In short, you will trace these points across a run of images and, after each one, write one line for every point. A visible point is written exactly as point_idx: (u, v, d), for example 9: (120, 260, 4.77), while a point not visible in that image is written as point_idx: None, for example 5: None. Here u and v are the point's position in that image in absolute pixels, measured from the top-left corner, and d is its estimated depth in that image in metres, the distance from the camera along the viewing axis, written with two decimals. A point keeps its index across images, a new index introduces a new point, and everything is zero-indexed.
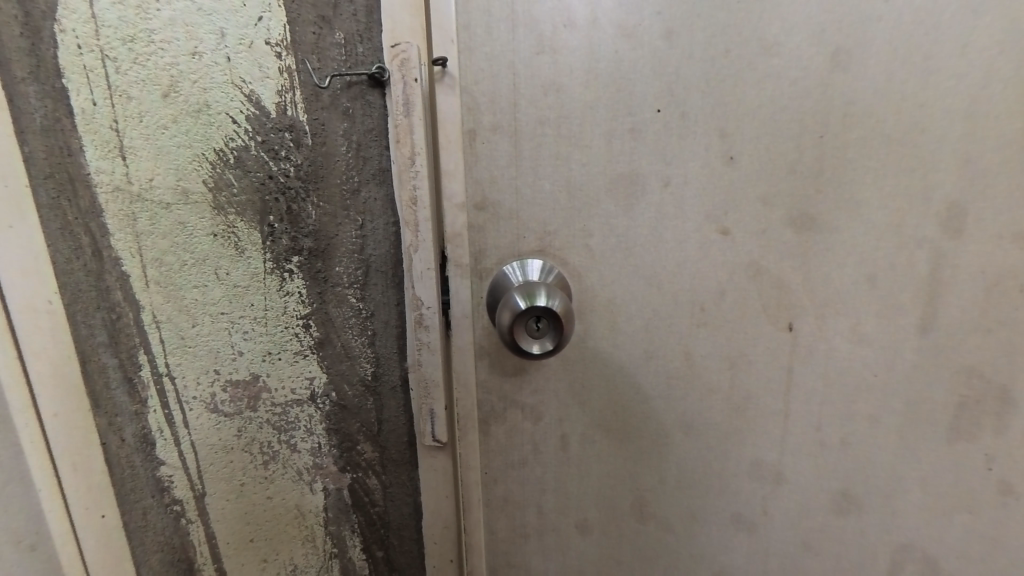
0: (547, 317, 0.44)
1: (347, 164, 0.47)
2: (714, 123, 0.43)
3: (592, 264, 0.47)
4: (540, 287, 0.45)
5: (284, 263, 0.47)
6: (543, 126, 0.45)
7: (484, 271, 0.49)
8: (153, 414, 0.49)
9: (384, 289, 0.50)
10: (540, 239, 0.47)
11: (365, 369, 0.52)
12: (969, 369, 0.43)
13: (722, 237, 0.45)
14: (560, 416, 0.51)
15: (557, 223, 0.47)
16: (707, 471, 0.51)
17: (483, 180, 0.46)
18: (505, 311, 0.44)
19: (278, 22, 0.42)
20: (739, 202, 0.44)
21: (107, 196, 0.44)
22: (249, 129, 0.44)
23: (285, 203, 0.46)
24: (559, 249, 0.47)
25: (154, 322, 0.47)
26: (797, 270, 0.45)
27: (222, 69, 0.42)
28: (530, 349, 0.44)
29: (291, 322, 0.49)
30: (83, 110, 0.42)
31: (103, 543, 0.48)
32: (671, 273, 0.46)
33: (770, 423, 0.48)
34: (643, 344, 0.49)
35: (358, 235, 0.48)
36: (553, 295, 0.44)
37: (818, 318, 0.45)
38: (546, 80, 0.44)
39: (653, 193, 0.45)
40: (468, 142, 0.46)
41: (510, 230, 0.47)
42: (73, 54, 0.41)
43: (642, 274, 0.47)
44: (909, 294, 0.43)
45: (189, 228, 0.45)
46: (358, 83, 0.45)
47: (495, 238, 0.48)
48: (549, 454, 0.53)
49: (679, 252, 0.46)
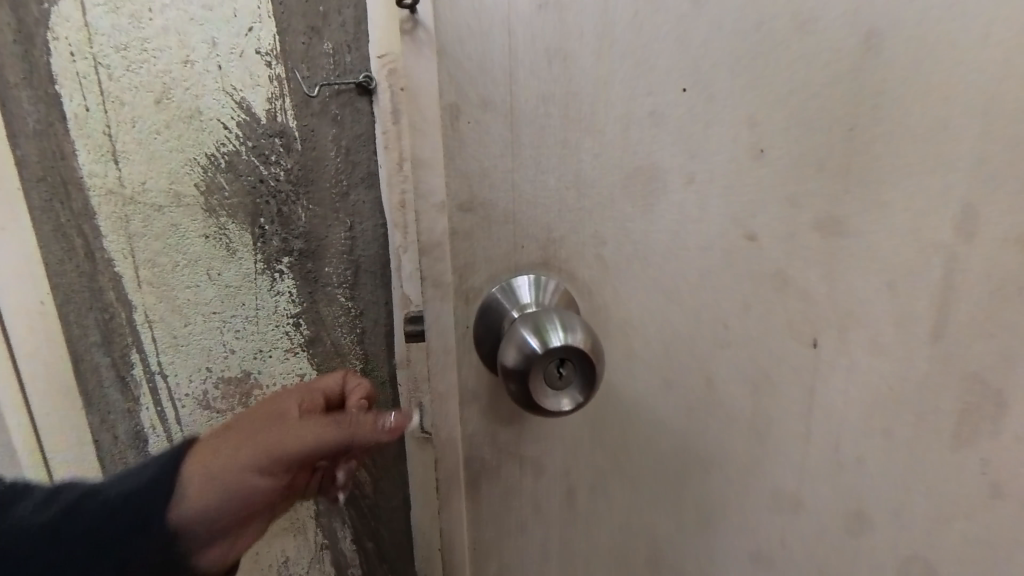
0: (572, 357, 0.33)
1: (337, 168, 0.48)
2: (745, 112, 0.35)
3: (604, 277, 0.39)
4: (556, 321, 0.34)
5: (275, 264, 0.49)
6: (545, 103, 0.35)
7: (471, 295, 0.39)
8: (146, 412, 0.51)
9: (373, 290, 0.52)
10: (544, 248, 0.39)
11: (354, 366, 0.53)
12: (976, 377, 0.39)
13: (757, 245, 0.37)
14: (566, 461, 0.43)
15: (563, 228, 0.38)
16: (722, 515, 0.44)
17: (471, 173, 0.37)
18: (517, 356, 0.33)
19: (268, 32, 0.44)
20: (779, 202, 0.36)
21: (100, 199, 0.45)
22: (240, 135, 0.45)
23: (276, 206, 0.48)
24: (564, 260, 0.39)
25: (147, 321, 0.48)
26: (828, 292, 0.38)
27: (214, 77, 0.44)
28: (553, 403, 0.33)
29: (282, 321, 0.51)
30: (76, 115, 0.43)
31: None
32: (692, 287, 0.38)
33: (779, 460, 0.42)
34: (658, 370, 0.41)
35: (347, 238, 0.50)
36: (571, 326, 0.34)
37: (848, 335, 0.39)
38: (550, 44, 0.34)
39: (677, 192, 0.37)
40: (446, 120, 0.36)
41: (505, 239, 0.38)
42: (66, 61, 0.42)
43: (662, 290, 0.39)
44: (936, 300, 0.37)
45: (180, 230, 0.46)
46: (347, 91, 0.46)
47: (485, 249, 0.38)
48: (552, 513, 0.44)
49: (694, 261, 0.38)
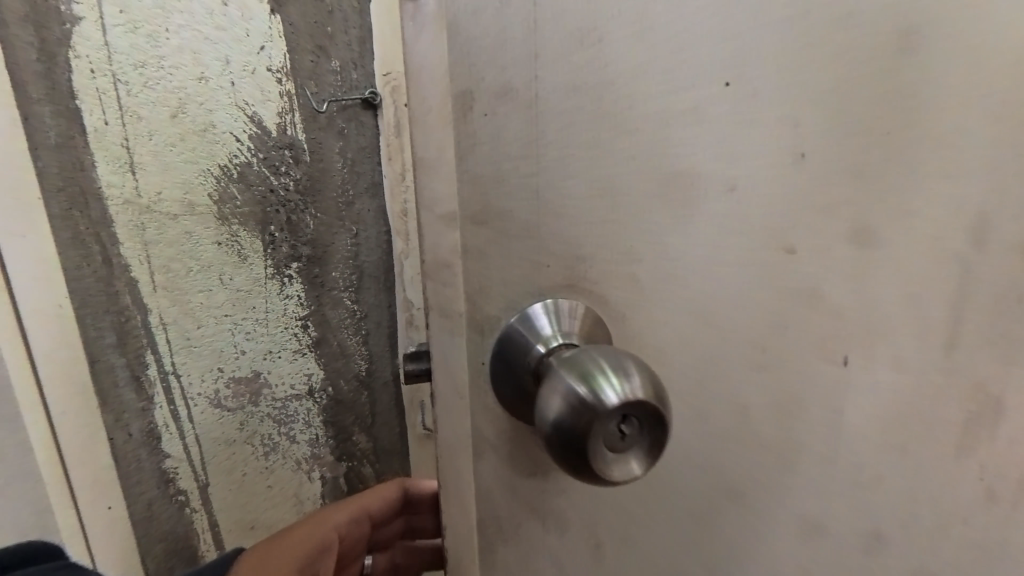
0: (635, 410, 0.24)
1: (343, 180, 0.51)
2: (787, 113, 0.29)
3: (634, 301, 0.32)
4: (603, 359, 0.25)
5: (284, 269, 0.52)
6: (574, 96, 0.29)
7: (485, 326, 0.31)
8: (159, 410, 0.53)
9: (376, 293, 0.56)
10: (570, 269, 0.31)
11: (359, 365, 0.57)
12: (981, 385, 0.33)
13: (795, 258, 0.31)
14: (592, 506, 0.36)
15: (592, 245, 0.31)
16: (746, 553, 0.37)
17: (489, 182, 0.29)
18: (572, 416, 0.24)
19: (278, 51, 0.46)
20: (812, 211, 0.30)
21: (117, 208, 0.47)
22: (252, 147, 0.48)
23: (285, 214, 0.50)
24: (593, 281, 0.32)
25: (160, 324, 0.51)
26: (859, 301, 0.32)
27: (226, 93, 0.46)
28: (619, 471, 0.25)
29: (290, 324, 0.53)
30: (95, 128, 0.45)
31: (108, 537, 0.51)
32: (723, 304, 0.32)
33: (821, 481, 0.35)
34: (690, 404, 0.34)
35: (352, 244, 0.53)
36: (626, 369, 0.25)
37: (873, 352, 0.33)
38: (579, 25, 0.28)
39: (715, 203, 0.30)
40: (461, 120, 0.28)
41: (525, 259, 0.31)
42: (86, 78, 0.44)
43: (694, 313, 0.32)
44: (936, 308, 0.32)
45: (194, 238, 0.49)
46: (352, 106, 0.50)
47: (502, 270, 0.31)
48: (574, 564, 0.37)
49: (730, 266, 0.31)
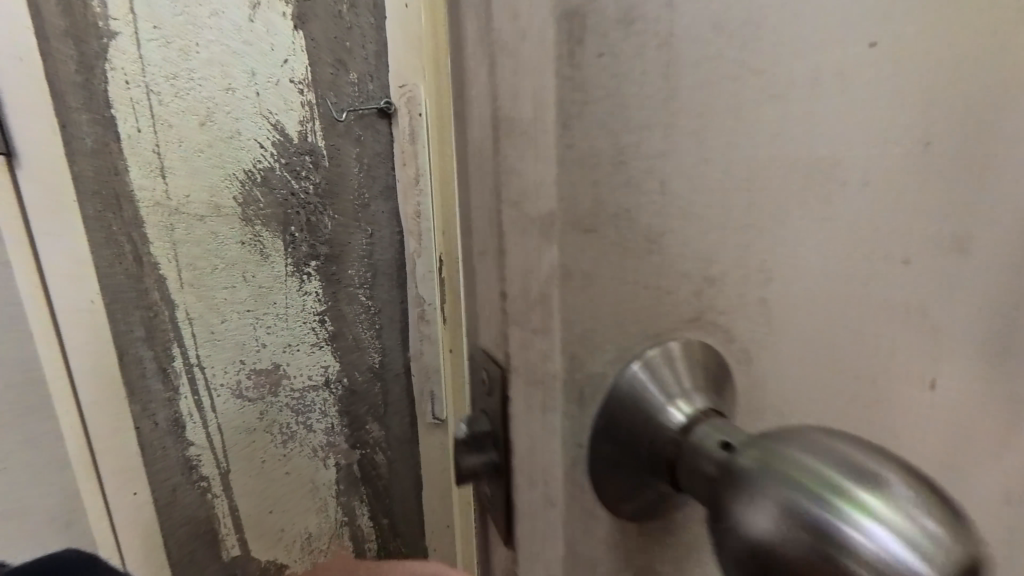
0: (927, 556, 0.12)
1: (359, 183, 0.54)
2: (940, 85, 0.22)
3: (769, 337, 0.21)
4: (792, 446, 0.15)
5: (303, 267, 0.55)
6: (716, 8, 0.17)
7: (583, 397, 0.18)
8: (184, 400, 0.56)
9: (389, 290, 0.58)
10: (700, 299, 0.20)
11: (372, 358, 0.60)
12: None
13: (903, 271, 0.23)
14: None
15: (731, 255, 0.20)
16: None
17: (600, 172, 0.17)
18: (855, 558, 0.13)
19: (301, 64, 0.50)
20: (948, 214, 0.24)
21: (148, 209, 0.50)
22: (275, 153, 0.51)
23: (305, 215, 0.54)
24: (726, 315, 0.20)
25: (187, 318, 0.54)
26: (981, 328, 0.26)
27: (252, 102, 0.50)
28: None
29: (309, 318, 0.57)
30: (128, 135, 0.48)
31: (133, 519, 0.54)
32: (861, 342, 0.23)
33: None
34: None
35: (367, 243, 0.56)
36: (869, 472, 0.14)
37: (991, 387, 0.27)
38: None
39: (858, 199, 0.22)
40: (565, 43, 0.16)
41: (639, 288, 0.18)
42: (122, 88, 0.47)
43: (825, 342, 0.22)
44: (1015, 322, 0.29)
45: (220, 238, 0.52)
46: (369, 115, 0.53)
47: (608, 303, 0.18)
48: None
49: (830, 264, 0.22)
